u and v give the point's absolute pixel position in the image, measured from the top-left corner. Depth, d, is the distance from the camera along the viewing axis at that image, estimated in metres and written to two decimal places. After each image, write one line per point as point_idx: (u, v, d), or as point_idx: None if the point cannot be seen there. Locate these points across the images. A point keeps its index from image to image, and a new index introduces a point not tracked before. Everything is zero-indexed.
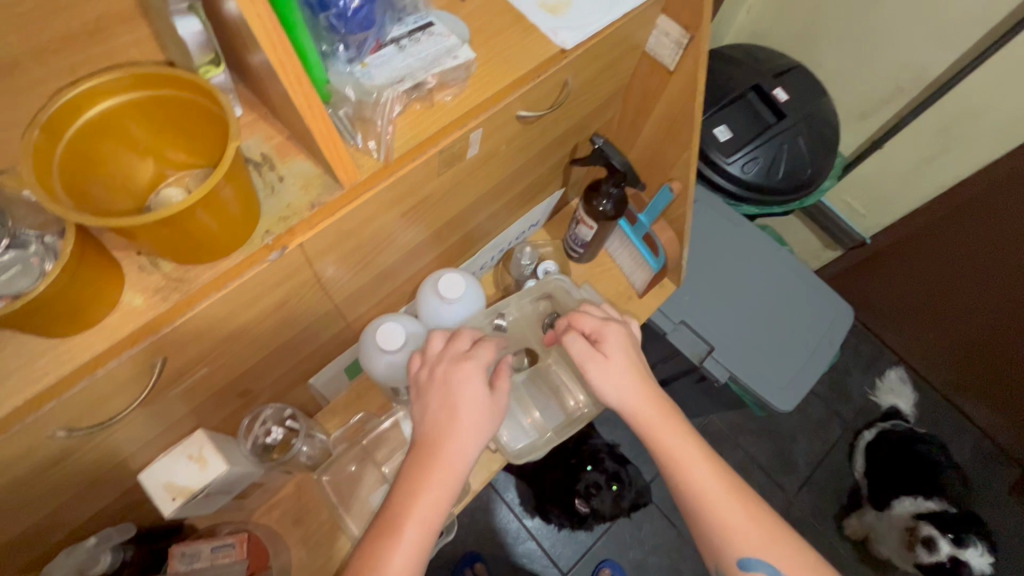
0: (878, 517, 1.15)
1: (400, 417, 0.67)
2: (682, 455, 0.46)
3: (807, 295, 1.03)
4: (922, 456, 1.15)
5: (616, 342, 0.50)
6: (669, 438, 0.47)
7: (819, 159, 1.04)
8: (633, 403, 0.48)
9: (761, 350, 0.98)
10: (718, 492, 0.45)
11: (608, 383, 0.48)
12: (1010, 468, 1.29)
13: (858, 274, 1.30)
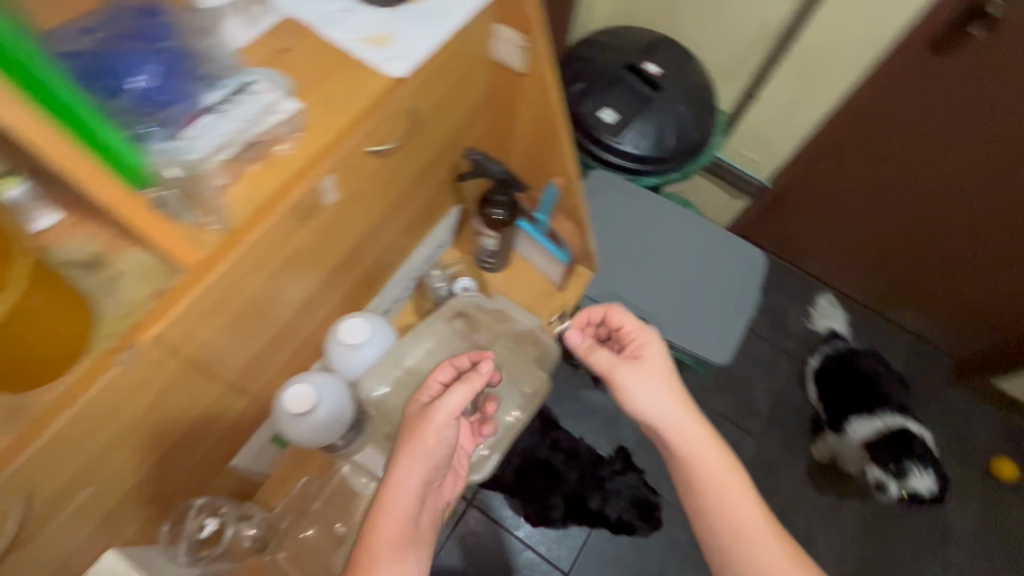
0: (839, 440, 1.20)
1: (348, 469, 0.64)
2: (698, 447, 0.52)
3: (720, 250, 1.08)
4: (864, 376, 1.22)
5: (640, 360, 0.57)
6: (699, 446, 0.52)
7: (702, 121, 1.09)
8: (660, 407, 0.54)
9: (691, 311, 1.02)
10: (739, 506, 0.49)
11: (644, 386, 0.55)
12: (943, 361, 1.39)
13: (770, 217, 1.37)
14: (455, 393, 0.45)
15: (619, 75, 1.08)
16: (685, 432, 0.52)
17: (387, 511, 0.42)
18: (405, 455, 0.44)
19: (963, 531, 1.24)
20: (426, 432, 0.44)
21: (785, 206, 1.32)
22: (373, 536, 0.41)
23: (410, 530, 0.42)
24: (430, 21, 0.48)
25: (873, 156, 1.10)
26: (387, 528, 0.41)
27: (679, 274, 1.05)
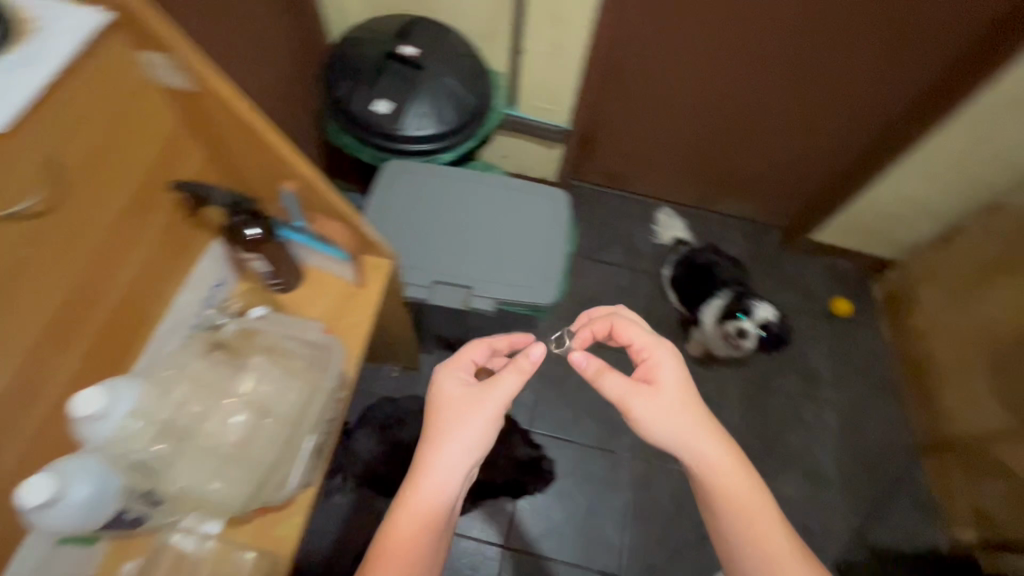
0: (701, 331, 1.50)
1: (188, 526, 0.65)
2: (700, 426, 0.68)
3: (523, 200, 1.13)
4: (701, 267, 1.53)
5: (656, 383, 0.72)
6: (706, 444, 0.67)
7: (471, 86, 1.22)
8: (675, 417, 0.69)
9: (510, 264, 1.07)
10: (739, 494, 0.64)
11: (659, 404, 0.70)
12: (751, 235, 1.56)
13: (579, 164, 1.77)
14: (506, 379, 0.71)
15: (383, 65, 1.18)
16: (683, 424, 0.68)
17: (421, 481, 0.65)
18: (465, 409, 0.69)
19: (814, 362, 1.62)
20: (469, 412, 0.69)
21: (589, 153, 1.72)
22: (430, 451, 0.67)
23: (440, 488, 0.65)
24: (16, 70, 0.49)
25: (608, 110, 1.55)
26: (421, 492, 0.64)
27: (490, 234, 1.09)
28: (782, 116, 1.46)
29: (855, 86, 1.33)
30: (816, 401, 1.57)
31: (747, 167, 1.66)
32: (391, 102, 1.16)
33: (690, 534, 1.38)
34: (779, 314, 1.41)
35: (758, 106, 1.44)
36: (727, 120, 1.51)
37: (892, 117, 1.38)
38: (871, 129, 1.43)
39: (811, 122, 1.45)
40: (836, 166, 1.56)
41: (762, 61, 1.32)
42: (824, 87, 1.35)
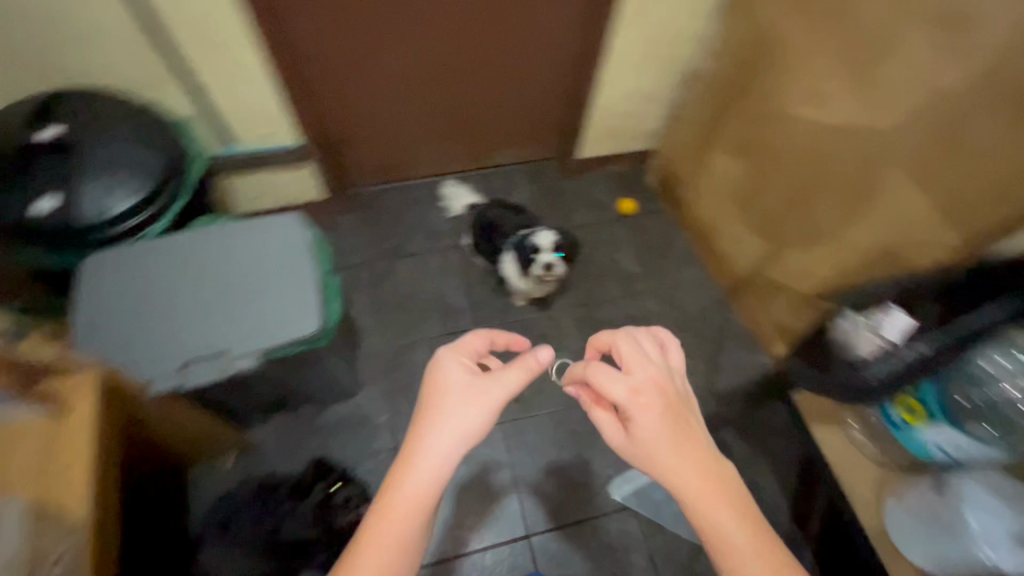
0: (511, 283, 1.56)
1: None
2: (699, 464, 0.64)
3: (251, 240, 1.07)
4: (487, 230, 1.62)
5: (643, 407, 0.65)
6: (679, 471, 0.63)
7: (146, 141, 1.09)
8: (656, 450, 0.64)
9: (257, 308, 1.00)
10: (725, 525, 0.60)
11: (645, 432, 0.65)
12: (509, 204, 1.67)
13: (348, 172, 1.75)
14: (506, 378, 0.76)
15: (27, 158, 1.01)
16: (670, 465, 0.63)
17: (403, 484, 0.68)
18: (455, 401, 0.73)
19: (618, 263, 1.78)
20: (449, 411, 0.72)
21: (351, 159, 1.71)
22: (423, 435, 0.70)
23: (417, 495, 0.67)
24: None
25: (338, 114, 1.54)
26: (396, 496, 0.67)
27: (227, 289, 1.01)
28: (487, 65, 1.53)
29: (526, 20, 1.42)
30: (634, 293, 1.73)
31: (492, 119, 1.73)
32: (55, 194, 1.00)
33: (570, 461, 1.46)
34: (561, 237, 1.49)
35: (461, 64, 1.50)
36: (445, 86, 1.56)
37: (574, 37, 1.50)
38: (566, 52, 1.54)
39: (514, 62, 1.54)
40: (562, 90, 1.67)
41: (434, 26, 1.37)
42: (505, 28, 1.42)
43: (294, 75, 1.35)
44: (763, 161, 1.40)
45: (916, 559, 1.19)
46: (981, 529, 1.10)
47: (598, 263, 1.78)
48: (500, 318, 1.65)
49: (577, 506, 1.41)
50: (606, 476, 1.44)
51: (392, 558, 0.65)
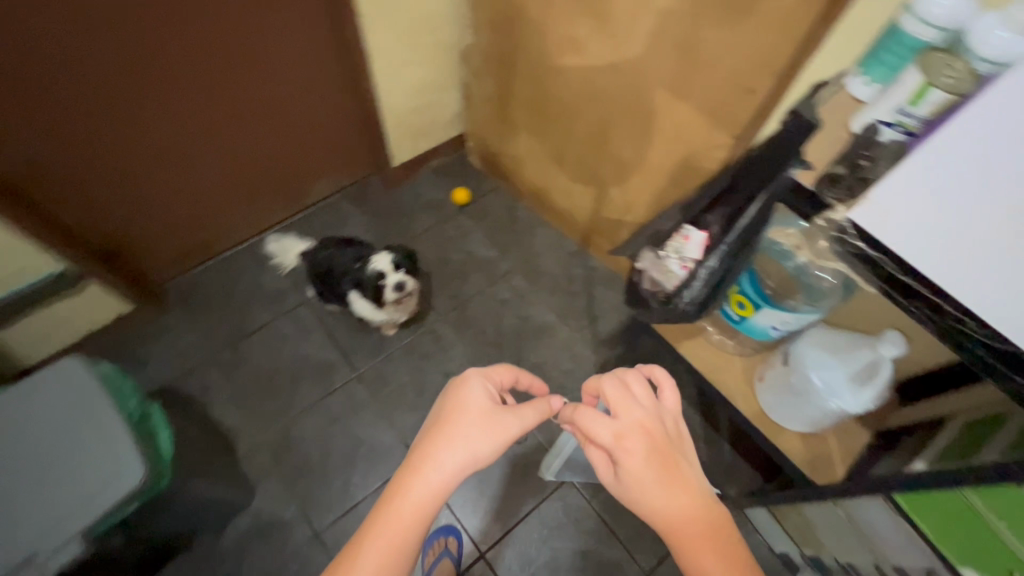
0: (372, 317, 1.46)
1: None
2: (688, 509, 0.61)
3: (34, 415, 0.95)
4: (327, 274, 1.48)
5: (632, 445, 0.63)
6: (677, 522, 0.60)
7: None
8: (648, 492, 0.61)
9: (60, 488, 0.91)
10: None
11: (638, 468, 0.62)
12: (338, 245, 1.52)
13: (150, 270, 1.55)
14: (527, 411, 0.74)
15: None
16: (664, 513, 0.61)
17: (408, 498, 0.66)
18: (476, 424, 0.71)
19: (474, 254, 1.75)
20: (462, 432, 0.70)
21: (143, 255, 1.50)
22: (436, 448, 0.69)
23: (417, 512, 0.66)
24: None
25: (122, 218, 1.37)
26: (399, 507, 0.66)
27: (17, 482, 0.90)
28: (249, 110, 1.38)
29: (266, 52, 1.29)
30: (501, 277, 1.72)
31: (286, 160, 1.59)
32: None
33: (499, 464, 1.44)
34: (399, 253, 1.40)
35: (217, 118, 1.34)
36: (211, 146, 1.39)
37: (328, 53, 1.39)
38: (328, 70, 1.43)
39: (278, 98, 1.40)
40: (346, 108, 1.56)
41: (171, 92, 1.21)
42: (247, 68, 1.28)
43: (7, 197, 1.12)
44: (559, 117, 1.43)
45: (794, 428, 1.04)
46: (825, 384, 0.90)
47: (456, 260, 1.74)
48: (378, 355, 1.56)
49: (520, 501, 1.40)
50: (537, 461, 1.44)
51: (388, 560, 0.64)
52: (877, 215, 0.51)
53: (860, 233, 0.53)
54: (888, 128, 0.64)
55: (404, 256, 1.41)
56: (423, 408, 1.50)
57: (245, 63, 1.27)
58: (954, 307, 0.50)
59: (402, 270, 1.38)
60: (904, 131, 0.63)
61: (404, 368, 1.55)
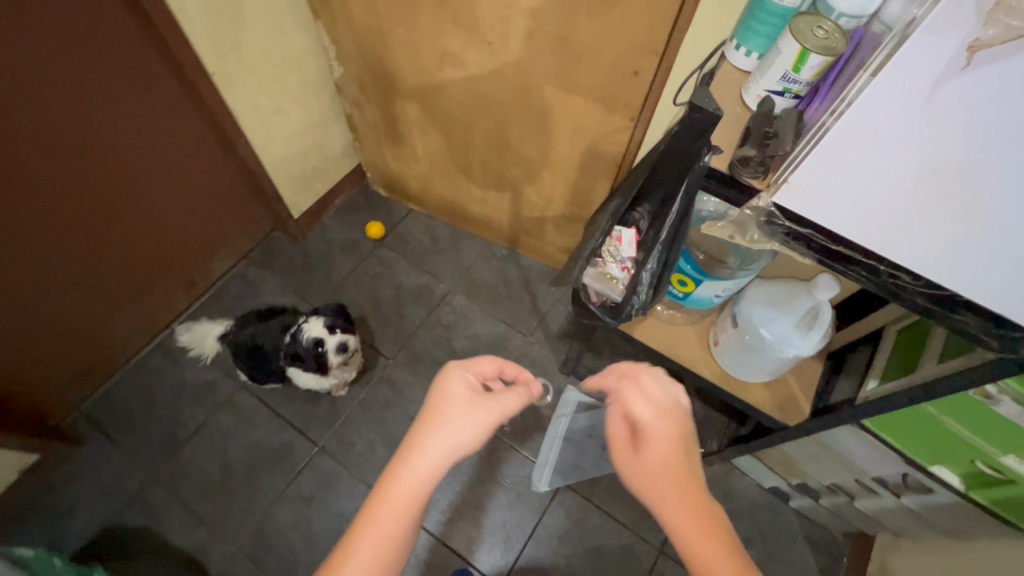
0: (318, 382, 1.36)
1: None
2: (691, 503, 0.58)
3: None
4: (254, 354, 1.33)
5: (658, 426, 0.62)
6: (677, 509, 0.57)
7: None
8: (655, 472, 0.59)
9: None
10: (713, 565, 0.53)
11: (660, 446, 0.61)
12: (256, 316, 1.38)
13: (47, 406, 1.35)
14: (507, 398, 0.75)
15: None
16: (665, 501, 0.58)
17: (398, 483, 0.66)
18: (460, 412, 0.71)
19: (405, 285, 1.68)
20: (445, 418, 0.70)
21: (33, 394, 1.31)
22: (422, 435, 0.69)
23: (406, 498, 0.65)
24: None
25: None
26: (387, 493, 0.66)
27: None
28: (109, 210, 1.21)
29: (109, 144, 1.12)
30: (439, 302, 1.66)
31: (170, 247, 1.42)
32: None
33: (490, 492, 1.40)
34: (326, 312, 1.29)
35: (73, 229, 1.16)
36: (76, 260, 1.21)
37: (185, 126, 1.24)
38: (190, 142, 1.28)
39: (141, 187, 1.24)
40: (230, 175, 1.43)
41: (24, 207, 1.05)
42: (97, 162, 1.12)
43: None
44: (456, 131, 1.37)
45: (757, 380, 1.07)
46: (775, 337, 0.93)
47: (388, 297, 1.66)
48: (334, 420, 1.47)
49: (521, 521, 1.38)
50: (526, 477, 1.43)
51: (383, 550, 0.63)
52: (798, 198, 0.52)
53: (788, 214, 0.54)
54: (779, 96, 0.66)
55: (336, 313, 1.30)
56: None
57: (104, 155, 1.13)
58: (885, 266, 0.53)
59: (340, 328, 1.28)
60: (794, 95, 0.66)
61: (366, 425, 1.47)
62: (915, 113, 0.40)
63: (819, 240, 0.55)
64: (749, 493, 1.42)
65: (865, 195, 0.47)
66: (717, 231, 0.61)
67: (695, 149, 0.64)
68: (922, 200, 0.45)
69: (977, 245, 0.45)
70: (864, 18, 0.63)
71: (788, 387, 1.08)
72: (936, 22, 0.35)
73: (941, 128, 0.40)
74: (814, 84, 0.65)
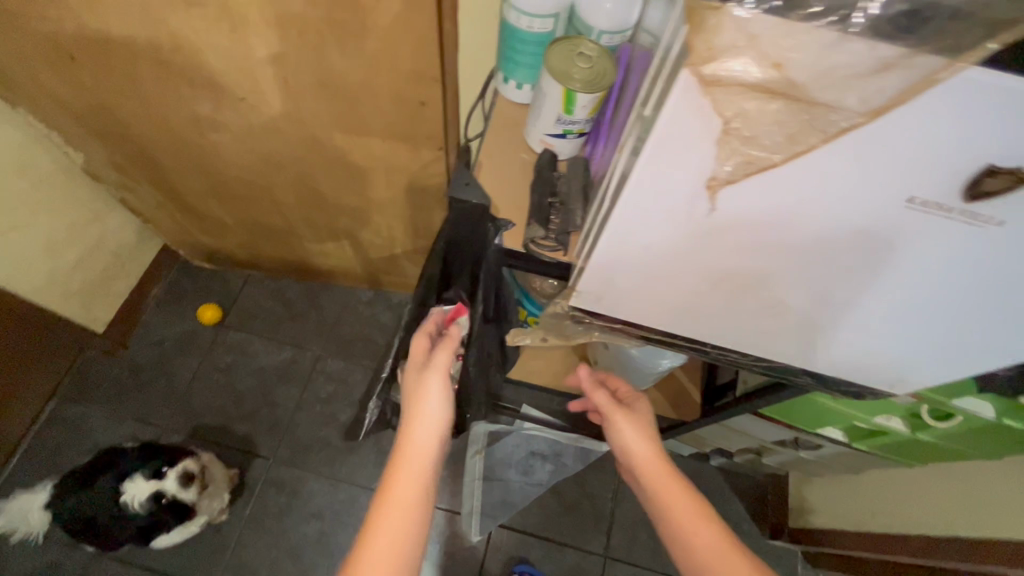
0: (190, 526, 1.17)
1: None
2: (647, 462, 0.73)
3: None
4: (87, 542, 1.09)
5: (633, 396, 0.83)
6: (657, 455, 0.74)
7: None
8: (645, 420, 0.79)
9: None
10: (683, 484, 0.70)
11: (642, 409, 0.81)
12: (55, 498, 1.11)
13: None
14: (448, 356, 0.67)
15: None
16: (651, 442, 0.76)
17: (409, 474, 0.59)
18: (437, 381, 0.65)
19: (264, 367, 1.46)
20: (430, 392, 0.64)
21: None
22: (421, 401, 0.63)
23: (421, 486, 0.59)
24: None
25: None
26: (402, 489, 0.58)
27: None
28: None
29: None
30: (310, 373, 1.46)
31: None
32: None
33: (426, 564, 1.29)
34: (138, 462, 1.09)
35: None
36: None
37: None
38: None
39: None
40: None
41: None
42: None
43: None
44: (256, 195, 1.16)
45: (645, 386, 1.03)
46: (642, 353, 0.88)
47: (250, 386, 1.44)
48: (223, 551, 1.27)
49: None
50: (457, 531, 1.33)
51: (415, 514, 0.57)
52: (597, 299, 0.50)
53: (586, 310, 0.53)
54: (561, 140, 0.55)
55: (152, 453, 1.12)
56: (311, 569, 1.27)
57: None
58: (715, 346, 0.54)
59: (167, 467, 1.11)
60: (578, 135, 0.55)
61: (262, 543, 1.28)
62: (675, 229, 0.39)
63: (638, 332, 0.55)
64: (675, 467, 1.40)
65: (667, 297, 0.47)
66: (526, 339, 0.59)
67: (477, 233, 0.59)
68: (723, 299, 0.46)
69: (786, 322, 0.47)
70: (627, 32, 0.53)
71: (676, 380, 1.05)
72: (660, 141, 0.32)
73: (716, 246, 0.39)
74: (595, 119, 0.55)
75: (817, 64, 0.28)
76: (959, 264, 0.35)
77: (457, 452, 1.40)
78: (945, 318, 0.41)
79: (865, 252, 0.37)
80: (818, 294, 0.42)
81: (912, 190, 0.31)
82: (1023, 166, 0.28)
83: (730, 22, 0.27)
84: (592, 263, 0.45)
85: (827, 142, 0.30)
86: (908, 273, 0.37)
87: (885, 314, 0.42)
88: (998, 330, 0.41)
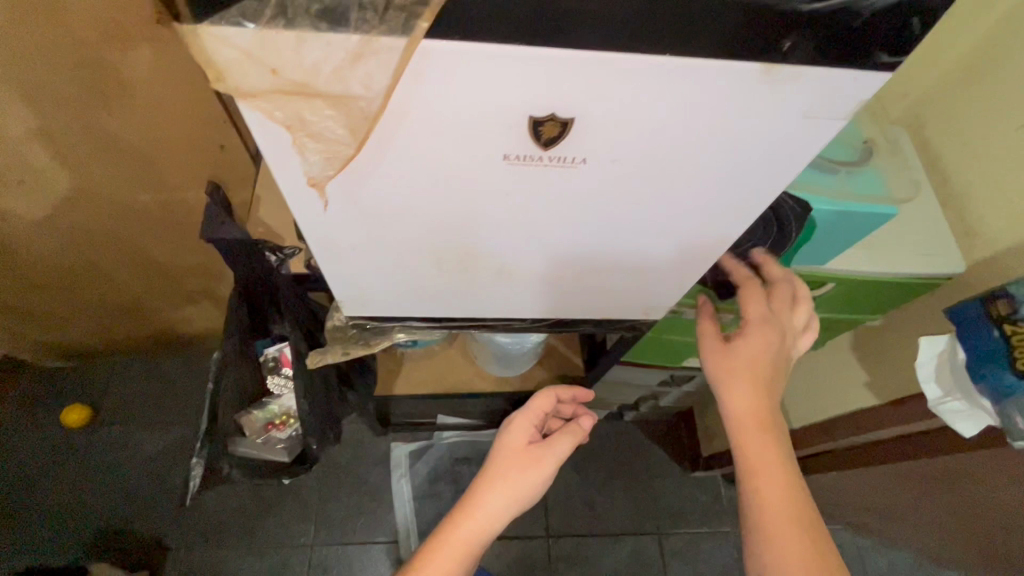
0: None
1: None
2: (764, 451, 0.56)
3: None
4: None
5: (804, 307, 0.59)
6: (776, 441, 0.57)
7: None
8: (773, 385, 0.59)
9: None
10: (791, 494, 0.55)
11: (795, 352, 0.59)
12: None
13: None
14: (560, 445, 0.65)
15: None
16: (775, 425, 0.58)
17: (465, 524, 0.61)
18: (532, 464, 0.63)
19: (155, 456, 1.35)
20: (513, 462, 0.63)
21: None
22: (500, 476, 0.62)
23: (475, 531, 0.61)
24: None
25: None
26: (449, 534, 0.61)
27: None
28: None
29: None
30: None
31: None
32: None
33: None
34: None
35: None
36: None
37: None
38: None
39: None
40: None
41: None
42: None
43: None
44: (81, 278, 1.06)
45: (530, 367, 1.06)
46: (512, 339, 0.92)
47: (142, 481, 1.32)
48: None
49: None
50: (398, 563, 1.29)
51: (461, 555, 0.60)
52: (363, 303, 0.58)
53: (365, 316, 0.61)
54: None
55: None
56: None
57: None
58: (489, 317, 0.62)
59: None
60: None
61: None
62: (363, 229, 0.45)
63: (427, 321, 0.62)
64: (593, 434, 1.46)
65: (405, 281, 0.53)
66: (329, 356, 0.66)
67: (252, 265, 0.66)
68: (447, 269, 0.51)
69: (518, 280, 0.54)
70: None
71: (557, 353, 1.09)
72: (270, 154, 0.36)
73: (403, 230, 0.45)
74: None
75: (298, 67, 0.30)
76: (596, 202, 0.41)
77: (382, 483, 1.36)
78: (635, 236, 0.47)
79: (521, 208, 0.42)
80: (518, 248, 0.48)
81: (498, 149, 0.36)
82: (556, 114, 0.33)
83: (205, 40, 0.28)
84: (328, 273, 0.52)
85: (390, 137, 0.35)
86: (567, 217, 0.43)
87: (581, 252, 0.49)
88: (666, 243, 0.48)
